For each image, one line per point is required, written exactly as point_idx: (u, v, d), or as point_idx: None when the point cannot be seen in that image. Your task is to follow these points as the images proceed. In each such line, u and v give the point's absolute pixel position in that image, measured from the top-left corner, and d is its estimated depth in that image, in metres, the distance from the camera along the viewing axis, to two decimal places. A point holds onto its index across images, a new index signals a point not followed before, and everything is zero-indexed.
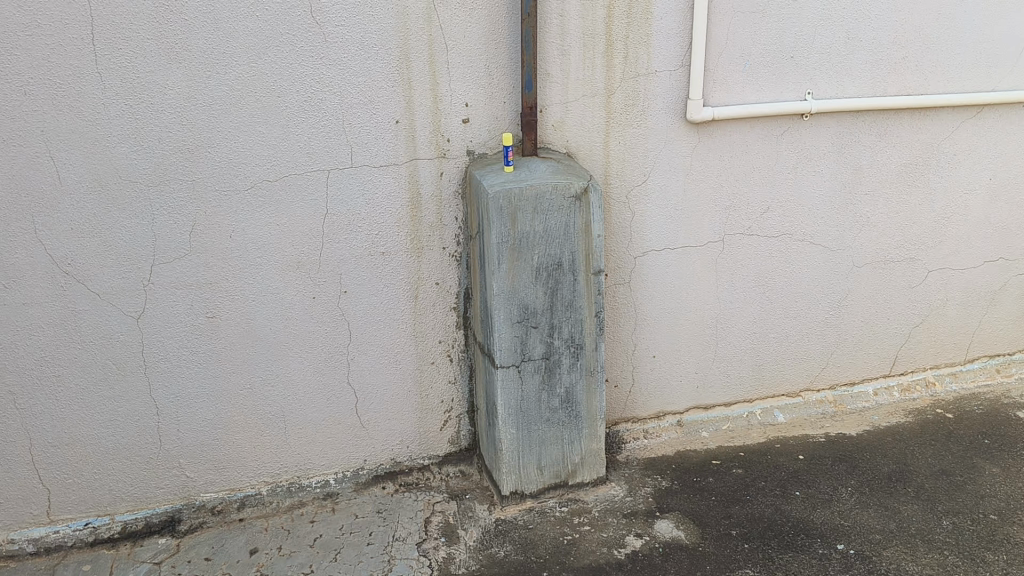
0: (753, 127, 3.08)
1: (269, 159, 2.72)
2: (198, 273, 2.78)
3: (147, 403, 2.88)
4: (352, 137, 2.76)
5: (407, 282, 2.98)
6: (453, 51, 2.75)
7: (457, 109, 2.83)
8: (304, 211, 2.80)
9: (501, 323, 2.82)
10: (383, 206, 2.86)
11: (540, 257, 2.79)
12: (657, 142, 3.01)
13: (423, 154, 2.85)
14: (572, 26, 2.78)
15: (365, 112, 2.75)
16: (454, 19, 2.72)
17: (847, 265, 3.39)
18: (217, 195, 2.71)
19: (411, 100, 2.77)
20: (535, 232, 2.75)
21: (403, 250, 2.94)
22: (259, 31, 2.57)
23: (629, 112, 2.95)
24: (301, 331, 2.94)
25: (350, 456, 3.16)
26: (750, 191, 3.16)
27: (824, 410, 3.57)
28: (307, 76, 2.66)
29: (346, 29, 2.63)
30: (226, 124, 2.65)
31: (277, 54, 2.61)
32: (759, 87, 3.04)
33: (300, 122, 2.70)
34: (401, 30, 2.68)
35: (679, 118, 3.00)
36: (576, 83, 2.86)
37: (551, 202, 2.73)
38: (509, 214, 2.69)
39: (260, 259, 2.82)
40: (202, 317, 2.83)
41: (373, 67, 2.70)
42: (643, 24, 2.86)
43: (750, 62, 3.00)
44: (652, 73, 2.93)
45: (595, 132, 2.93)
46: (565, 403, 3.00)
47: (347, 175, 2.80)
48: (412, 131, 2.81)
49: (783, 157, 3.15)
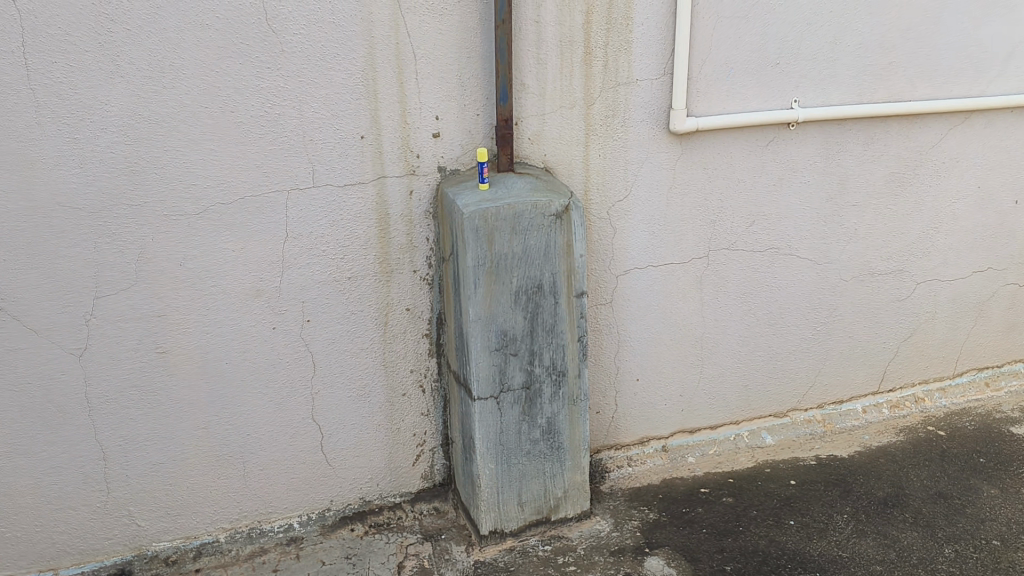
0: (738, 137, 2.91)
1: (224, 180, 2.50)
2: (147, 305, 2.55)
3: (94, 448, 2.64)
4: (313, 155, 2.55)
5: (376, 308, 2.77)
6: (422, 60, 2.55)
7: (427, 122, 2.62)
8: (262, 235, 2.58)
9: (478, 351, 2.63)
10: (349, 228, 2.65)
11: (519, 279, 2.60)
12: (639, 155, 2.84)
13: (391, 171, 2.64)
14: (548, 32, 2.60)
15: (327, 127, 2.53)
16: (423, 26, 2.52)
17: (836, 280, 3.23)
18: (166, 219, 2.48)
19: (377, 114, 2.57)
20: (514, 253, 2.57)
21: (371, 275, 2.72)
22: (210, 41, 2.36)
23: (610, 123, 2.77)
24: (261, 365, 2.71)
25: (316, 496, 2.93)
26: (736, 205, 3.00)
27: (813, 430, 3.39)
28: (264, 89, 2.44)
29: (306, 39, 2.43)
30: (175, 142, 2.42)
31: (232, 67, 2.40)
32: (744, 95, 2.87)
33: (256, 140, 2.49)
34: (365, 38, 2.48)
35: (662, 129, 2.83)
36: (554, 93, 2.68)
37: (530, 221, 2.56)
38: (485, 234, 2.51)
39: (215, 287, 2.59)
40: (152, 352, 2.60)
41: (336, 78, 2.49)
42: (624, 29, 2.68)
43: (734, 69, 2.83)
44: (633, 82, 2.75)
45: (574, 145, 2.75)
46: (547, 435, 2.81)
47: (309, 195, 2.58)
48: (379, 147, 2.60)
49: (770, 168, 2.99)
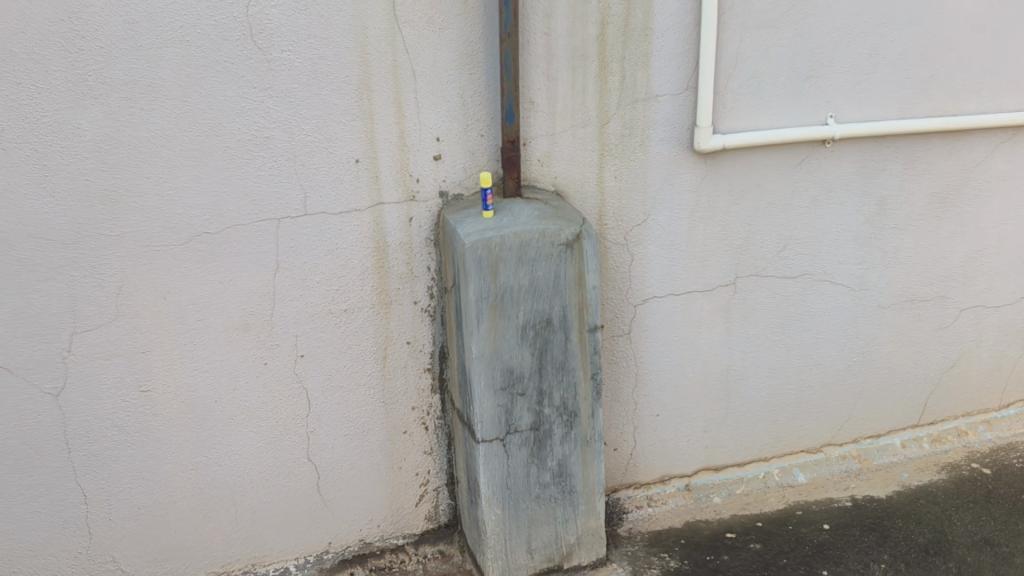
0: (768, 156, 2.69)
1: (208, 208, 2.32)
2: (127, 341, 2.39)
3: (74, 491, 2.49)
4: (304, 181, 2.37)
5: (374, 342, 2.58)
6: (421, 77, 2.36)
7: (427, 144, 2.43)
8: (250, 267, 2.40)
9: (482, 390, 2.44)
10: (343, 257, 2.47)
11: (526, 314, 2.41)
12: (658, 177, 2.62)
13: (389, 197, 2.45)
14: (559, 46, 2.40)
15: (319, 150, 2.35)
16: (422, 40, 2.32)
17: (873, 308, 3.00)
18: (146, 250, 2.31)
19: (373, 136, 2.38)
20: (520, 286, 2.38)
21: (368, 307, 2.54)
22: (190, 60, 2.18)
23: (626, 143, 2.56)
24: (252, 403, 2.54)
25: (313, 539, 2.76)
26: (764, 229, 2.77)
27: (848, 467, 3.15)
28: (249, 111, 2.26)
29: (294, 56, 2.24)
30: (154, 168, 2.25)
31: (214, 87, 2.22)
32: (774, 111, 2.64)
33: (242, 165, 2.31)
34: (359, 55, 2.29)
35: (684, 148, 2.62)
36: (565, 110, 2.48)
37: (538, 251, 2.36)
38: (489, 265, 2.33)
39: (200, 321, 2.42)
40: (134, 391, 2.44)
41: (328, 98, 2.31)
42: (643, 41, 2.47)
43: (763, 82, 2.60)
44: (652, 98, 2.54)
45: (587, 166, 2.55)
46: (558, 478, 2.61)
47: (300, 223, 2.40)
48: (376, 172, 2.42)
49: (802, 188, 2.76)
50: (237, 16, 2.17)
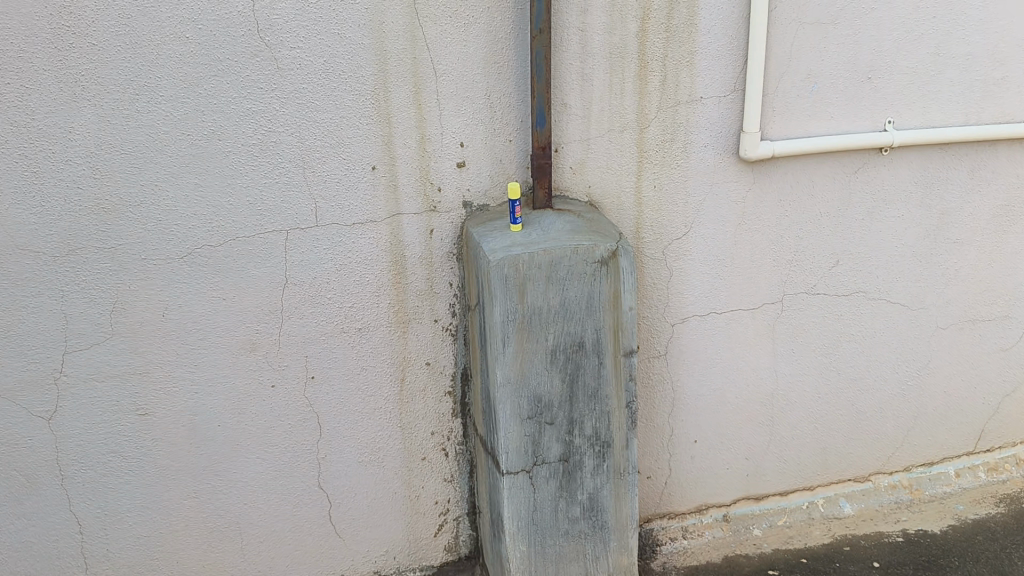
0: (820, 165, 2.47)
1: (211, 219, 2.13)
2: (125, 362, 2.21)
3: (68, 520, 2.31)
4: (316, 190, 2.17)
5: (390, 363, 2.39)
6: (444, 77, 2.16)
7: (450, 151, 2.23)
8: (257, 282, 2.21)
9: (508, 419, 2.24)
10: (358, 272, 2.27)
11: (556, 337, 2.21)
12: (701, 186, 2.41)
13: (408, 208, 2.25)
14: (595, 44, 2.19)
15: (332, 157, 2.16)
16: (445, 37, 2.12)
17: (929, 328, 2.77)
18: (144, 264, 2.13)
19: (391, 141, 2.18)
20: (550, 306, 2.18)
21: (385, 326, 2.34)
22: (191, 58, 1.99)
23: (667, 149, 2.35)
24: (258, 428, 2.35)
25: (324, 570, 2.57)
26: (815, 243, 2.56)
27: (898, 498, 2.92)
28: (256, 113, 2.07)
29: (305, 53, 2.05)
30: (153, 175, 2.06)
31: (217, 87, 2.03)
32: (828, 115, 2.42)
33: (248, 172, 2.12)
34: (376, 52, 2.09)
35: (729, 156, 2.40)
36: (600, 114, 2.27)
37: (570, 269, 2.16)
38: (516, 284, 2.13)
39: (202, 341, 2.23)
40: (132, 415, 2.26)
41: (341, 100, 2.11)
42: (686, 39, 2.25)
43: (817, 84, 2.38)
44: (695, 101, 2.32)
45: (624, 175, 2.34)
46: (589, 513, 2.41)
47: (311, 236, 2.21)
48: (393, 180, 2.22)
49: (857, 199, 2.54)
50: (242, 10, 1.98)
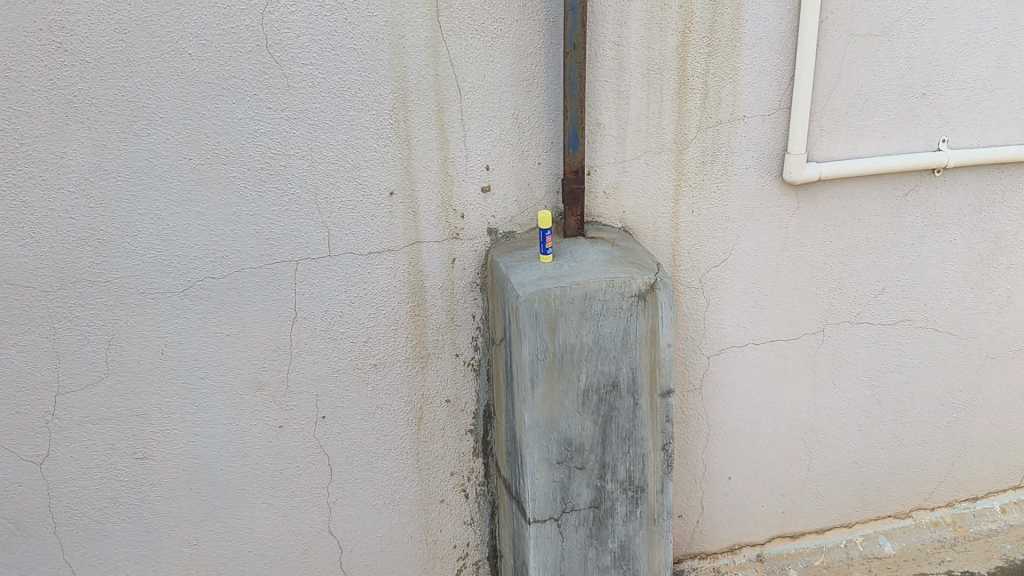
0: (869, 187, 2.30)
1: (214, 250, 1.96)
2: (121, 403, 2.04)
3: (60, 571, 2.14)
4: (329, 217, 2.00)
5: (407, 400, 2.22)
6: (469, 95, 1.98)
7: (474, 174, 2.06)
8: (264, 317, 2.05)
9: (536, 465, 2.07)
10: (373, 305, 2.10)
11: (588, 377, 2.04)
12: (742, 211, 2.24)
13: (429, 236, 2.08)
14: (632, 59, 2.02)
15: (347, 182, 1.98)
16: (471, 52, 1.94)
17: (978, 357, 2.60)
18: (142, 298, 1.96)
19: (410, 164, 2.00)
20: (583, 345, 2.01)
21: (402, 361, 2.18)
22: (194, 75, 1.82)
23: (707, 172, 2.18)
24: (266, 471, 2.18)
25: None
26: (861, 270, 2.39)
27: (941, 536, 2.75)
28: (264, 135, 1.90)
29: (318, 70, 1.88)
30: (152, 203, 1.89)
31: (222, 107, 1.85)
32: (879, 134, 2.25)
33: (255, 198, 1.94)
34: (396, 69, 1.92)
35: (773, 178, 2.23)
36: (636, 135, 2.10)
37: (605, 304, 1.99)
38: (547, 321, 1.96)
39: (205, 380, 2.06)
40: (129, 459, 2.09)
41: (357, 120, 1.94)
42: (730, 53, 2.08)
43: (868, 101, 2.21)
44: (738, 120, 2.15)
45: (659, 200, 2.18)
46: (620, 561, 2.25)
47: (323, 266, 2.04)
48: (413, 206, 2.04)
49: (906, 223, 2.37)
50: (249, 24, 1.81)
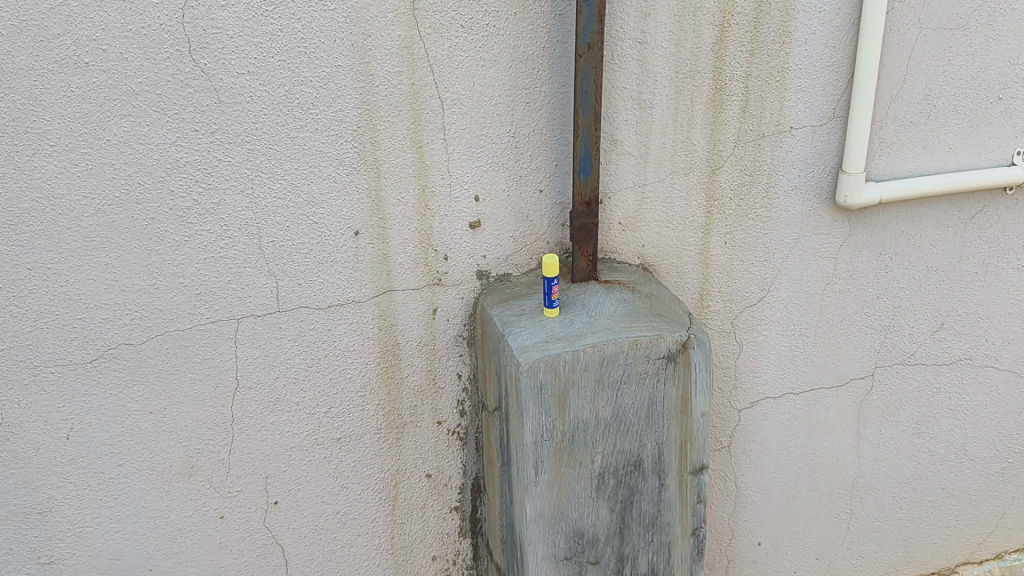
0: (933, 208, 1.91)
1: (129, 310, 1.54)
2: (18, 500, 1.62)
3: None
4: (276, 266, 1.58)
5: (379, 479, 1.81)
6: (453, 109, 1.56)
7: (460, 206, 1.64)
8: (197, 388, 1.63)
9: (541, 564, 1.68)
10: (335, 368, 1.69)
11: (605, 457, 1.64)
12: (783, 241, 1.85)
13: (404, 283, 1.66)
14: (656, 60, 1.61)
15: (298, 221, 1.55)
16: (454, 54, 1.52)
17: None
18: (37, 373, 1.54)
19: (379, 196, 1.58)
20: (598, 419, 1.61)
21: (371, 432, 1.77)
22: (92, 91, 1.38)
23: (744, 196, 1.78)
24: (206, 568, 1.78)
25: None
26: (916, 303, 2.01)
27: None
28: (189, 166, 1.47)
29: (257, 82, 1.44)
30: (44, 255, 1.46)
31: (131, 131, 1.42)
32: (947, 146, 1.86)
33: (180, 245, 1.52)
34: (358, 78, 1.48)
35: (822, 201, 1.83)
36: (660, 153, 1.69)
37: (626, 370, 1.59)
38: (554, 394, 1.56)
39: (125, 466, 1.65)
40: (32, 564, 1.67)
41: (310, 143, 1.51)
42: (778, 52, 1.66)
43: (937, 107, 1.81)
44: (784, 132, 1.74)
45: (685, 230, 1.78)
46: None
47: (271, 326, 1.62)
48: (383, 248, 1.62)
49: (972, 249, 1.98)
50: (165, 22, 1.37)
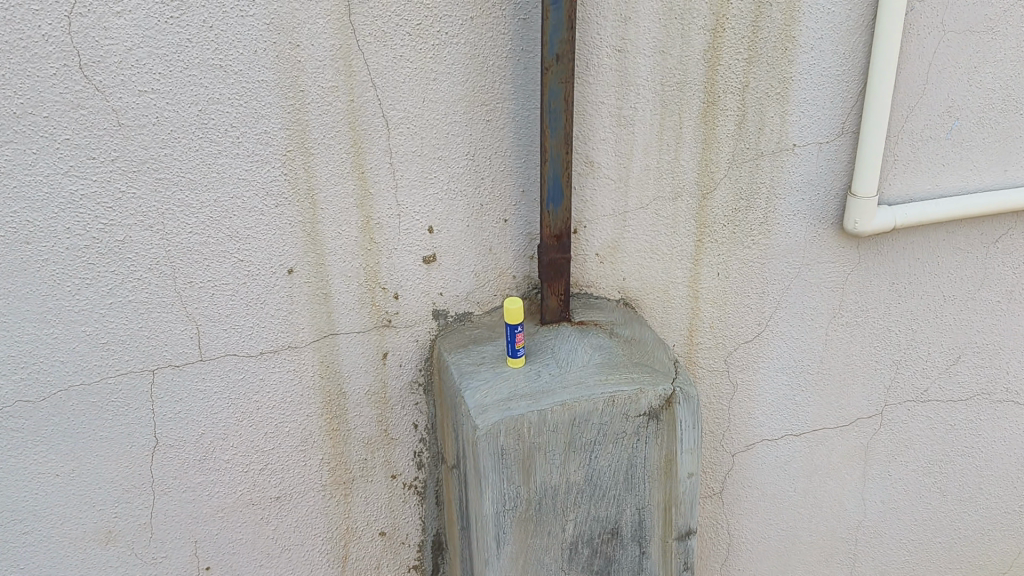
0: (952, 232, 1.69)
1: (25, 363, 1.32)
2: None
3: None
4: (197, 310, 1.36)
5: (326, 537, 1.62)
6: (399, 129, 1.34)
7: (412, 239, 1.43)
8: (110, 447, 1.42)
9: None
10: (271, 421, 1.48)
11: (576, 524, 1.44)
12: (784, 271, 1.63)
13: (348, 325, 1.46)
14: (638, 71, 1.38)
15: (221, 259, 1.34)
16: (400, 65, 1.29)
17: None
18: None
19: (316, 230, 1.36)
20: (569, 485, 1.40)
21: (315, 488, 1.57)
22: None
23: (739, 222, 1.56)
24: None
25: None
26: (931, 335, 1.80)
27: None
28: (87, 198, 1.24)
29: (163, 100, 1.21)
30: None
31: (14, 160, 1.18)
32: (970, 162, 1.64)
33: (80, 288, 1.29)
34: (286, 95, 1.26)
35: (828, 226, 1.61)
36: (642, 177, 1.47)
37: (601, 430, 1.38)
38: (518, 460, 1.34)
39: (30, 535, 1.43)
40: None
41: (231, 171, 1.28)
42: (780, 59, 1.44)
43: (959, 120, 1.59)
44: (786, 150, 1.52)
45: (671, 261, 1.56)
46: None
47: (194, 377, 1.41)
48: (323, 288, 1.41)
49: (995, 275, 1.77)
50: (49, 32, 1.13)
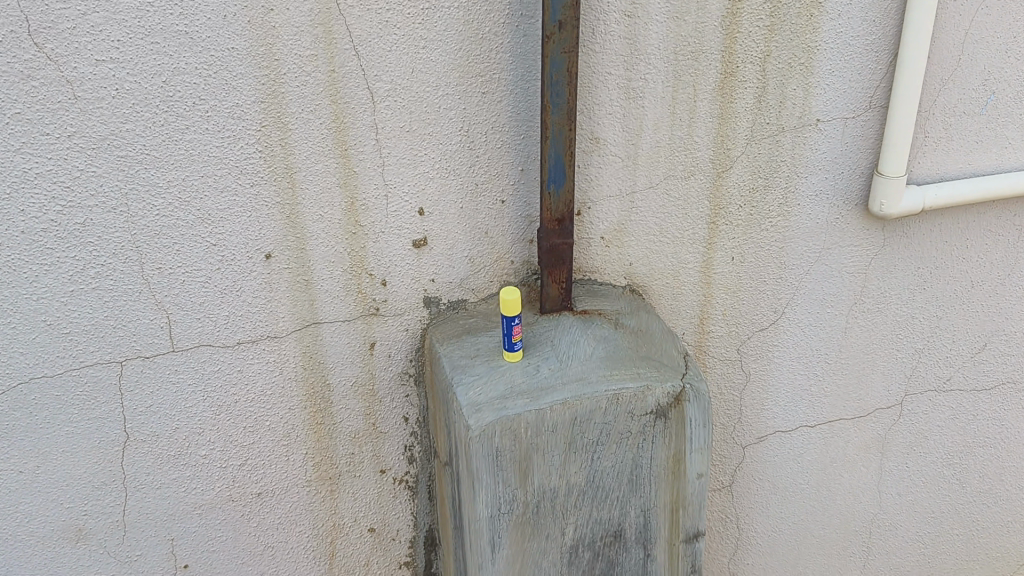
0: (984, 213, 1.57)
1: None
2: None
3: None
4: (167, 298, 1.26)
5: (312, 534, 1.53)
6: (386, 102, 1.22)
7: (400, 222, 1.32)
8: (78, 443, 1.32)
9: None
10: (251, 414, 1.39)
11: (576, 529, 1.34)
12: (803, 256, 1.52)
13: (332, 314, 1.35)
14: (648, 39, 1.26)
15: (193, 243, 1.23)
16: (386, 32, 1.17)
17: None
18: None
19: (295, 212, 1.25)
20: (569, 488, 1.30)
21: (299, 484, 1.48)
22: None
23: (756, 203, 1.44)
24: None
25: None
26: (957, 323, 1.69)
27: None
28: (43, 177, 1.12)
29: (124, 71, 1.10)
30: None
31: None
32: (1005, 139, 1.52)
33: (40, 276, 1.18)
34: (260, 64, 1.14)
35: (851, 208, 1.50)
36: (651, 154, 1.36)
37: (603, 430, 1.27)
38: (514, 463, 1.24)
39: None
40: None
41: (201, 147, 1.17)
42: (804, 27, 1.31)
43: (996, 94, 1.46)
44: (808, 125, 1.40)
45: (681, 245, 1.45)
46: None
47: (166, 368, 1.31)
48: (304, 274, 1.30)
49: None
50: None
